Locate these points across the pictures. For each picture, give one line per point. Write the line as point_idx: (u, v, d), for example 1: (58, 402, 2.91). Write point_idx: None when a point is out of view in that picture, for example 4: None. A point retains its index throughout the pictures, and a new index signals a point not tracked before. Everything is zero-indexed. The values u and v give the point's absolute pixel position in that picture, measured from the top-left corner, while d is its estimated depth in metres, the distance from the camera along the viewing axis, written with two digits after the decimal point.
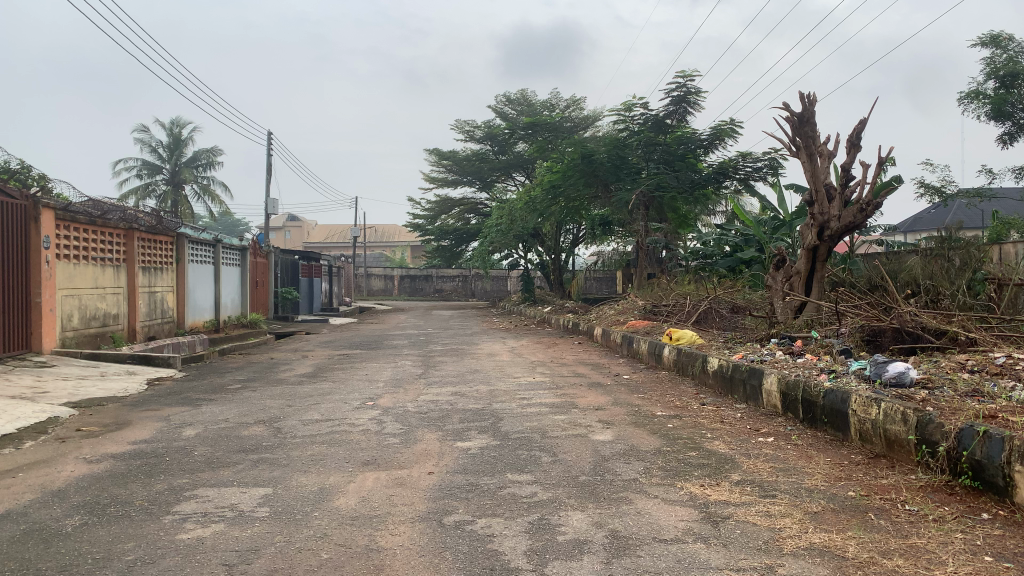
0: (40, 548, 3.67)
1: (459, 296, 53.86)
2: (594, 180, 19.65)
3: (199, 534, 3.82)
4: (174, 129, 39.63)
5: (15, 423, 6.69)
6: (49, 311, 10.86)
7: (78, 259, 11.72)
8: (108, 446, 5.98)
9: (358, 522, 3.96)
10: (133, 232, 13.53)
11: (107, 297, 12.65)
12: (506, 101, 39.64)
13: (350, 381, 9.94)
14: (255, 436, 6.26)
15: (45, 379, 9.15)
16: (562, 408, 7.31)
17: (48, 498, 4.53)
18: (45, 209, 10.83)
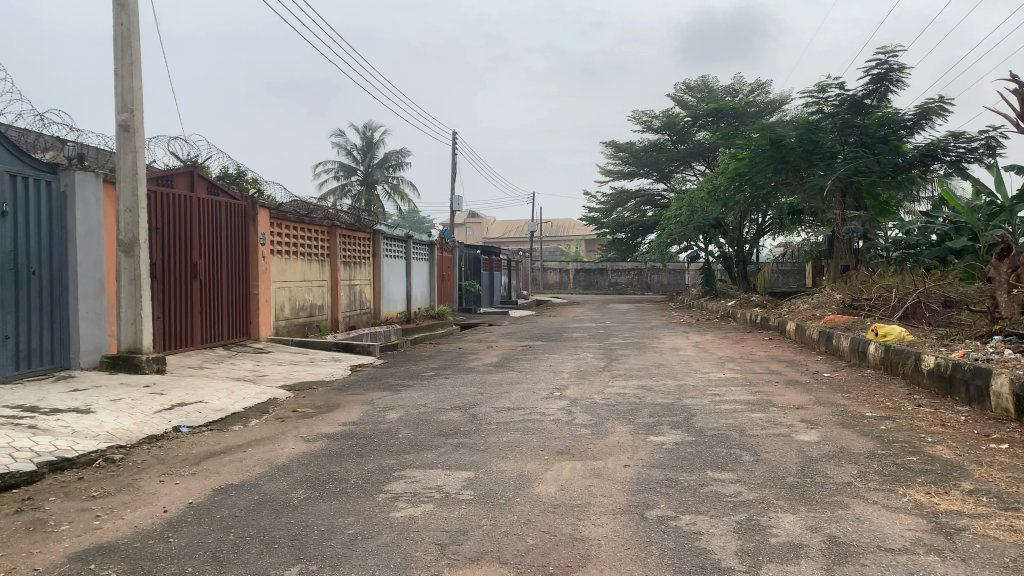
0: (273, 517, 4.00)
1: (635, 290, 53.28)
2: (783, 167, 18.73)
3: (411, 513, 4.00)
4: (367, 132, 42.11)
5: (242, 402, 7.39)
6: (265, 301, 11.89)
7: (289, 255, 12.75)
8: (322, 427, 6.44)
9: (561, 510, 3.99)
10: (335, 229, 14.47)
11: (313, 290, 13.66)
12: (686, 88, 38.79)
13: (536, 372, 10.08)
14: (452, 422, 6.48)
15: (263, 364, 10.01)
16: (758, 406, 6.99)
17: (274, 472, 4.94)
18: (261, 209, 11.83)
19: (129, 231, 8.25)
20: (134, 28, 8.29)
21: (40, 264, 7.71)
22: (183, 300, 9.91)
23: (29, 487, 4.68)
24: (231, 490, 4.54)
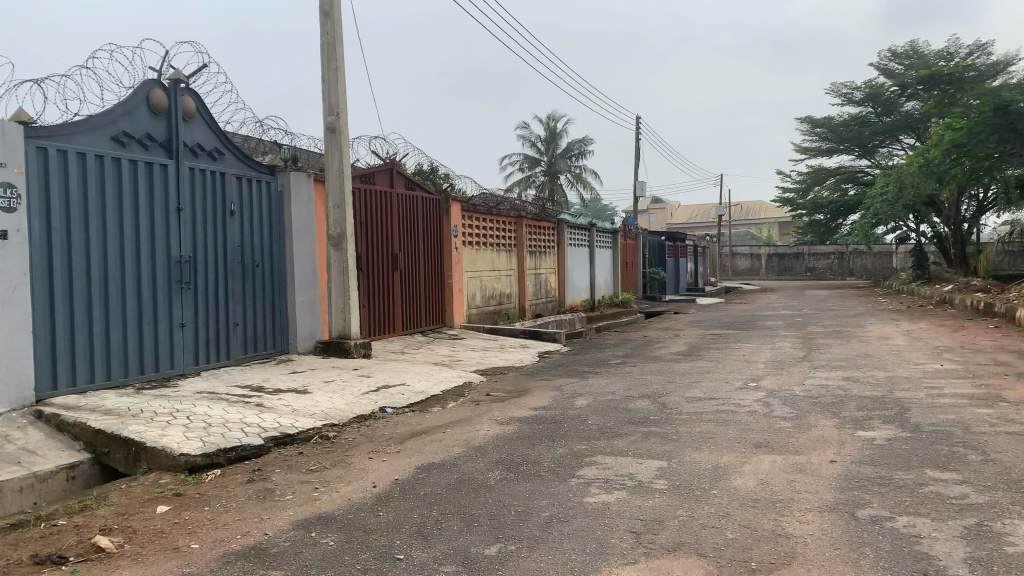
0: (472, 496, 4.16)
1: (834, 274, 50.06)
2: (1011, 136, 16.76)
3: (605, 499, 4.00)
4: (550, 122, 42.62)
5: (439, 386, 7.75)
6: (458, 290, 12.39)
7: (479, 245, 13.19)
8: (514, 411, 6.61)
9: (761, 505, 3.81)
10: (522, 219, 14.78)
11: (502, 279, 14.05)
12: (891, 55, 35.77)
13: (728, 361, 9.74)
14: (643, 410, 6.41)
15: (458, 350, 10.43)
16: (985, 401, 6.31)
17: (472, 453, 5.13)
18: (454, 201, 12.31)
19: (337, 225, 8.88)
20: (338, 36, 8.87)
21: (264, 258, 8.51)
22: (385, 290, 10.55)
23: (259, 458, 5.18)
24: (432, 468, 4.78)
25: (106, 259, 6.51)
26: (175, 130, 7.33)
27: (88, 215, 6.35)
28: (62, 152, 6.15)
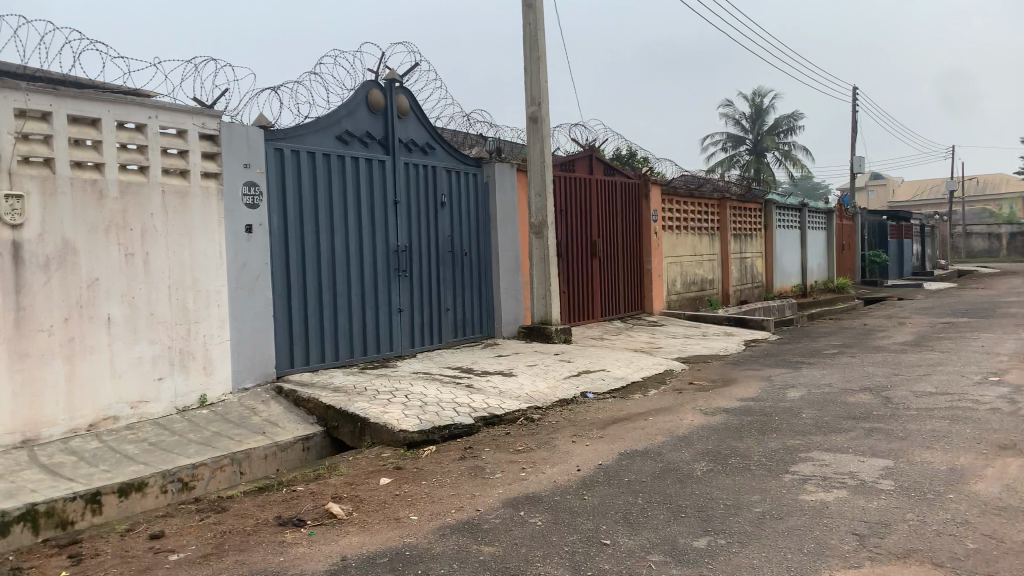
0: (679, 486, 4.08)
1: None
2: None
3: (823, 497, 3.76)
4: (756, 98, 40.70)
5: (641, 373, 7.68)
6: (658, 276, 12.21)
7: (680, 230, 12.90)
8: (720, 400, 6.40)
9: (1010, 514, 3.41)
10: (726, 201, 14.25)
11: (704, 264, 13.65)
12: None
13: (964, 353, 8.81)
14: (863, 405, 5.96)
15: (658, 336, 10.28)
16: None
17: (677, 442, 5.03)
18: (654, 185, 12.11)
19: (539, 213, 9.05)
20: (540, 26, 9.00)
21: (471, 246, 8.87)
22: (584, 276, 10.62)
23: (469, 437, 5.42)
24: (637, 456, 4.74)
25: (333, 248, 7.07)
26: (391, 127, 7.80)
27: (317, 208, 6.93)
28: (295, 151, 6.76)
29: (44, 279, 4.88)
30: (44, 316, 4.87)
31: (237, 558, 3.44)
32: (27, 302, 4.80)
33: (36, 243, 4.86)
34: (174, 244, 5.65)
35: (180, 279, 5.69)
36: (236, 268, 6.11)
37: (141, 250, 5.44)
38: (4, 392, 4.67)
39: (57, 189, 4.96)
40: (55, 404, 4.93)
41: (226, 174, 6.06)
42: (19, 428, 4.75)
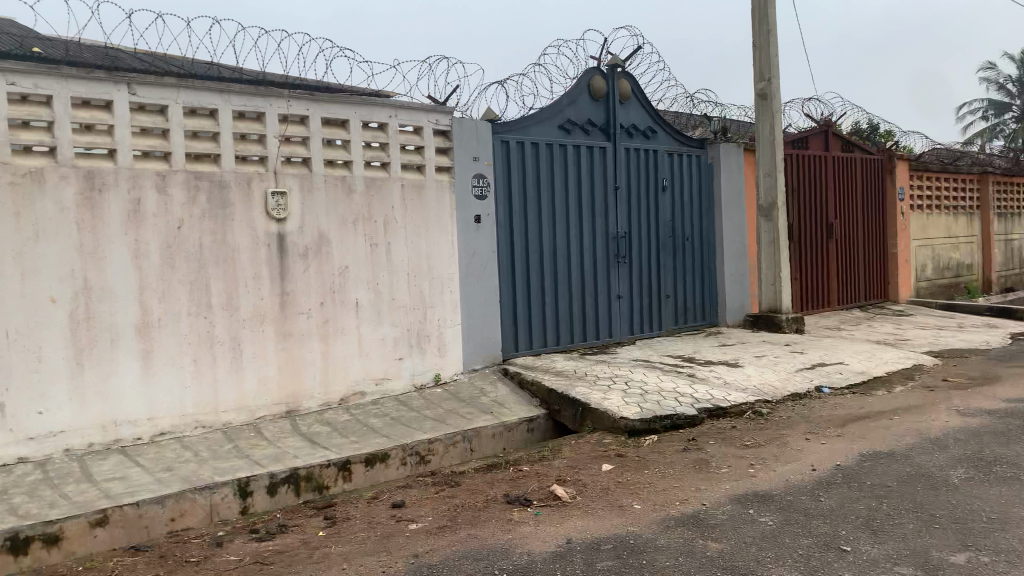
0: (931, 494, 3.69)
1: None
2: None
3: None
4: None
5: (884, 366, 7.06)
6: (905, 260, 11.15)
7: (931, 209, 11.67)
8: (981, 400, 5.71)
9: None
10: (989, 176, 12.67)
11: (960, 247, 12.26)
12: None
13: None
14: None
15: (905, 327, 9.40)
16: None
17: (929, 445, 4.56)
18: (900, 160, 11.05)
19: (769, 195, 8.61)
20: None
21: (694, 231, 8.63)
22: (819, 262, 9.96)
23: (693, 428, 5.29)
24: (881, 458, 4.36)
25: (556, 236, 7.20)
26: (613, 113, 7.78)
27: (541, 197, 7.09)
28: (520, 142, 6.95)
29: (303, 268, 5.44)
30: (304, 301, 5.44)
31: (468, 532, 3.63)
32: (290, 288, 5.37)
33: (296, 235, 5.41)
34: (411, 235, 6.04)
35: (417, 267, 6.09)
36: (466, 256, 6.41)
37: (383, 241, 5.88)
38: (272, 367, 5.30)
39: (313, 186, 5.49)
40: (312, 379, 5.50)
41: (457, 167, 6.36)
42: (284, 399, 5.36)
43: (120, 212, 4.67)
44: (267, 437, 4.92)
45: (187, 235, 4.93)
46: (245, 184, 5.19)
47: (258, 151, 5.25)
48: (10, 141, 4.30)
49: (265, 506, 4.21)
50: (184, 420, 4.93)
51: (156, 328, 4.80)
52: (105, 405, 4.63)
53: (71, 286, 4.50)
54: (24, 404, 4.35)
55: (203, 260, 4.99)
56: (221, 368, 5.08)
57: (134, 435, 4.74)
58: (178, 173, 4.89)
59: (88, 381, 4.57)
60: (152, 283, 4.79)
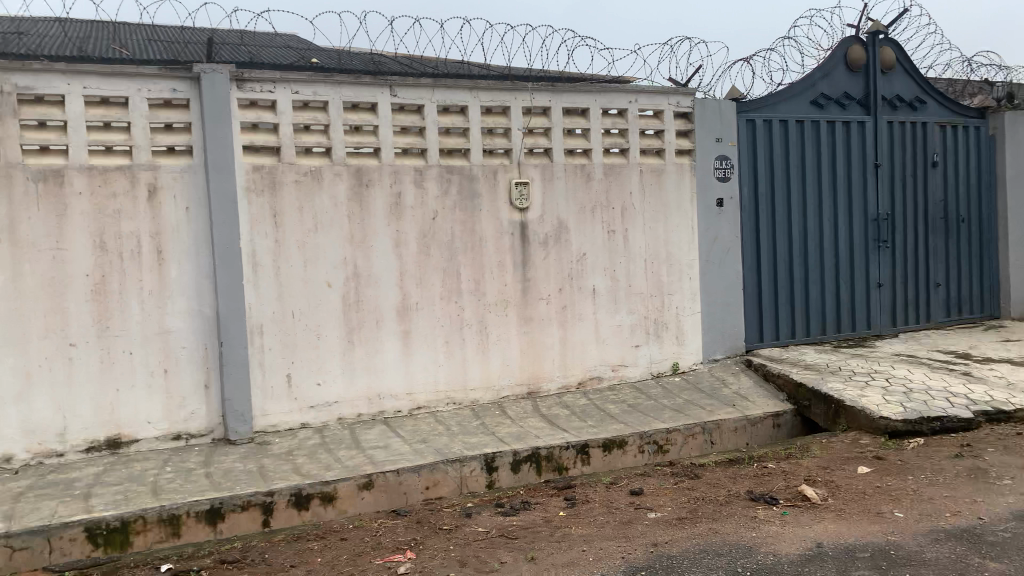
0: None
1: None
2: None
3: None
4: None
5: None
6: None
7: None
8: None
9: None
10: None
11: None
12: None
13: None
14: None
15: None
16: None
17: None
18: None
19: None
20: None
21: (970, 211, 7.69)
22: None
23: (967, 433, 4.73)
24: None
25: (806, 220, 6.75)
26: (874, 83, 7.12)
27: (789, 178, 6.68)
28: (768, 121, 6.59)
29: (545, 255, 5.59)
30: (545, 287, 5.60)
31: (710, 526, 3.54)
32: (532, 274, 5.55)
33: (538, 223, 5.57)
34: (651, 221, 5.98)
35: (656, 254, 6.01)
36: (707, 242, 6.22)
37: (622, 228, 5.87)
38: (515, 350, 5.52)
39: (555, 174, 5.62)
40: (552, 362, 5.66)
41: (698, 150, 6.17)
42: (526, 381, 5.57)
43: (383, 205, 5.10)
44: (510, 417, 5.14)
45: (440, 225, 5.26)
46: (491, 175, 5.43)
47: (504, 143, 5.46)
48: (295, 144, 4.86)
49: (509, 483, 4.40)
50: (437, 396, 5.31)
51: (413, 311, 5.20)
52: (370, 380, 5.11)
53: (343, 272, 5.00)
54: (305, 376, 4.93)
55: (453, 248, 5.30)
56: (469, 350, 5.38)
57: (395, 408, 5.19)
58: (432, 168, 5.24)
59: (357, 358, 5.06)
60: (410, 269, 5.19)
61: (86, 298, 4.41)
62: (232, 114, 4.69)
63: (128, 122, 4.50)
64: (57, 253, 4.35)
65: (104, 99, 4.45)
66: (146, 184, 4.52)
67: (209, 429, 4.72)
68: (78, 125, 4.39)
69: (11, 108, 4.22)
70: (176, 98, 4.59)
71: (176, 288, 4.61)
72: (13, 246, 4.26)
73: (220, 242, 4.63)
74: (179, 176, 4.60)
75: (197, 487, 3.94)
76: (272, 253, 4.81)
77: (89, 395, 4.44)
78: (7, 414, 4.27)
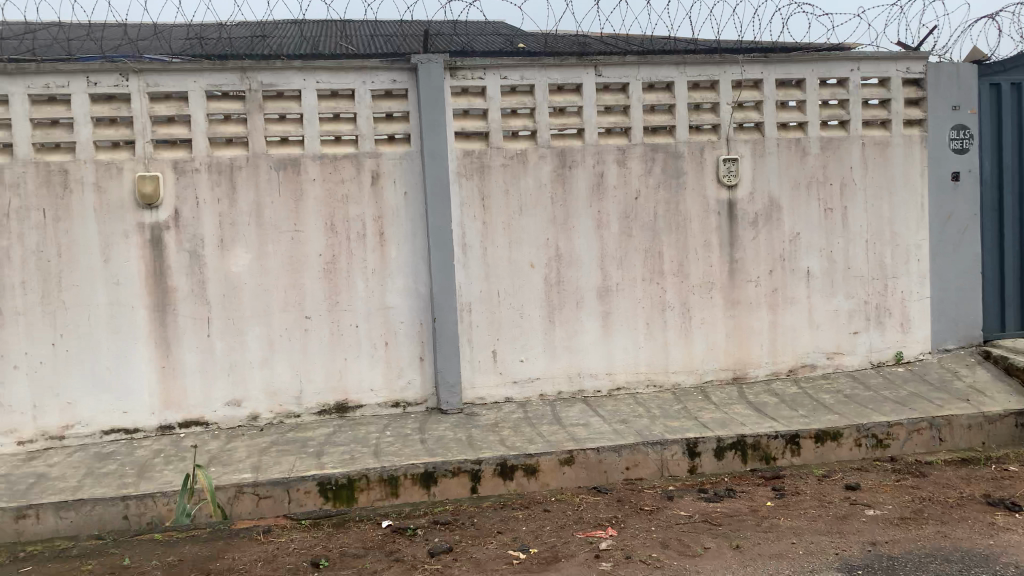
0: None
1: None
2: None
3: None
4: None
5: None
6: None
7: None
8: None
9: None
10: None
11: None
12: None
13: None
14: None
15: None
16: None
17: None
18: None
19: None
20: None
21: None
22: None
23: None
24: None
25: None
26: None
27: None
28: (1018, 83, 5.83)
29: (753, 236, 5.37)
30: (753, 269, 5.38)
31: (938, 530, 3.26)
32: (739, 255, 5.36)
33: (747, 202, 5.35)
34: (873, 198, 5.53)
35: (879, 233, 5.56)
36: (940, 220, 5.65)
37: (841, 206, 5.48)
38: (720, 334, 5.37)
39: (766, 150, 5.35)
40: (760, 347, 5.44)
41: (932, 118, 5.60)
42: (731, 365, 5.41)
43: (587, 186, 5.14)
44: (714, 402, 5.02)
45: (643, 205, 5.22)
46: (698, 153, 5.28)
47: (711, 119, 5.29)
48: (503, 128, 5.02)
49: (712, 468, 4.30)
50: (638, 377, 5.30)
51: (615, 292, 5.21)
52: (573, 358, 5.20)
53: (547, 252, 5.11)
54: (511, 353, 5.11)
55: (657, 228, 5.24)
56: (672, 332, 5.31)
57: (596, 387, 5.25)
58: (636, 147, 5.19)
59: (561, 337, 5.16)
60: (613, 250, 5.19)
61: (318, 275, 4.85)
62: (446, 101, 4.92)
63: (354, 113, 4.87)
64: (294, 235, 4.81)
65: (334, 92, 4.85)
66: (369, 170, 4.88)
67: (422, 399, 5.03)
68: (312, 118, 4.82)
69: (258, 104, 4.74)
70: (396, 89, 4.90)
71: (395, 267, 4.94)
72: (260, 228, 4.78)
73: (433, 224, 4.89)
74: (398, 162, 4.91)
75: (413, 451, 4.22)
76: (480, 234, 5.02)
77: (321, 363, 4.90)
78: (255, 377, 4.82)
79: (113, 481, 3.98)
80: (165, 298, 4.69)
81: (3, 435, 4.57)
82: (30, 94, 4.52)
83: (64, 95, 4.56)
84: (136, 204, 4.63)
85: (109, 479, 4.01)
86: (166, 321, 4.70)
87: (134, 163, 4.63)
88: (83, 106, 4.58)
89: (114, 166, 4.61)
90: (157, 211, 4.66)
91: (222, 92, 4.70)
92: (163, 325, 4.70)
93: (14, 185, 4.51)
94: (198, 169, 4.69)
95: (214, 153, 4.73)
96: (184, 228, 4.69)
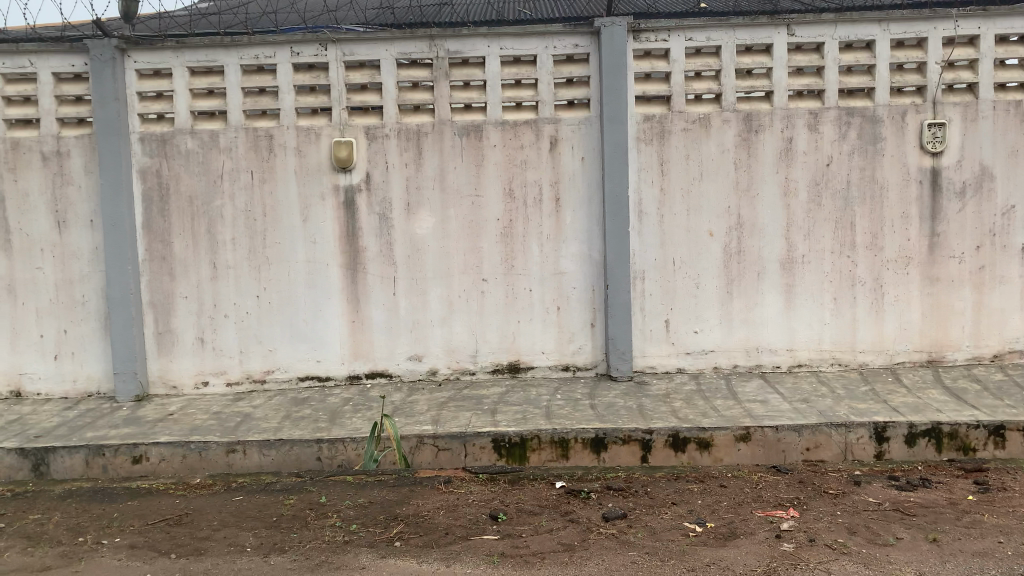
0: None
1: None
2: None
3: None
4: None
5: None
6: None
7: None
8: None
9: None
10: None
11: None
12: None
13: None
14: None
15: None
16: None
17: None
18: None
19: None
20: None
21: None
22: None
23: None
24: None
25: None
26: None
27: None
28: None
29: (960, 208, 4.93)
30: (958, 244, 4.94)
31: None
32: (942, 228, 4.94)
33: (954, 170, 4.91)
34: None
35: None
36: None
37: None
38: (915, 312, 5.00)
39: (979, 114, 4.87)
40: (962, 329, 5.02)
41: None
42: (927, 347, 5.03)
43: (774, 151, 4.90)
44: (907, 386, 4.69)
45: (834, 173, 4.92)
46: (899, 117, 4.90)
47: (916, 81, 4.88)
48: (686, 92, 4.88)
49: (902, 456, 4.04)
50: (821, 354, 5.05)
51: (799, 264, 4.98)
52: (750, 332, 5.03)
53: (727, 221, 4.95)
54: (684, 323, 5.02)
55: (849, 198, 4.93)
56: (861, 308, 5.00)
57: (774, 362, 5.06)
58: (829, 111, 4.89)
59: (738, 310, 5.01)
60: (799, 220, 4.95)
61: (496, 239, 4.97)
62: (628, 65, 4.85)
63: (536, 79, 4.90)
64: (475, 200, 4.95)
65: (517, 58, 4.90)
66: (548, 136, 4.91)
67: (593, 364, 5.06)
68: (495, 84, 4.90)
69: (444, 72, 4.89)
70: (578, 54, 4.89)
71: (570, 233, 4.97)
72: (443, 193, 4.94)
73: (610, 190, 4.85)
74: (577, 128, 4.90)
75: (585, 416, 4.27)
76: (657, 201, 4.93)
77: (496, 324, 5.03)
78: (434, 335, 5.04)
79: (309, 425, 4.31)
80: (355, 257, 4.98)
81: (214, 376, 5.07)
82: (242, 65, 4.89)
83: (271, 65, 4.90)
84: (332, 168, 4.93)
85: (305, 422, 4.35)
86: (356, 278, 4.99)
87: (331, 129, 4.92)
88: (287, 75, 4.90)
89: (313, 132, 4.92)
90: (351, 175, 4.93)
91: (411, 61, 4.88)
92: (353, 283, 4.99)
93: (227, 149, 4.92)
94: (388, 135, 4.91)
95: (402, 119, 4.93)
96: (374, 191, 4.94)
